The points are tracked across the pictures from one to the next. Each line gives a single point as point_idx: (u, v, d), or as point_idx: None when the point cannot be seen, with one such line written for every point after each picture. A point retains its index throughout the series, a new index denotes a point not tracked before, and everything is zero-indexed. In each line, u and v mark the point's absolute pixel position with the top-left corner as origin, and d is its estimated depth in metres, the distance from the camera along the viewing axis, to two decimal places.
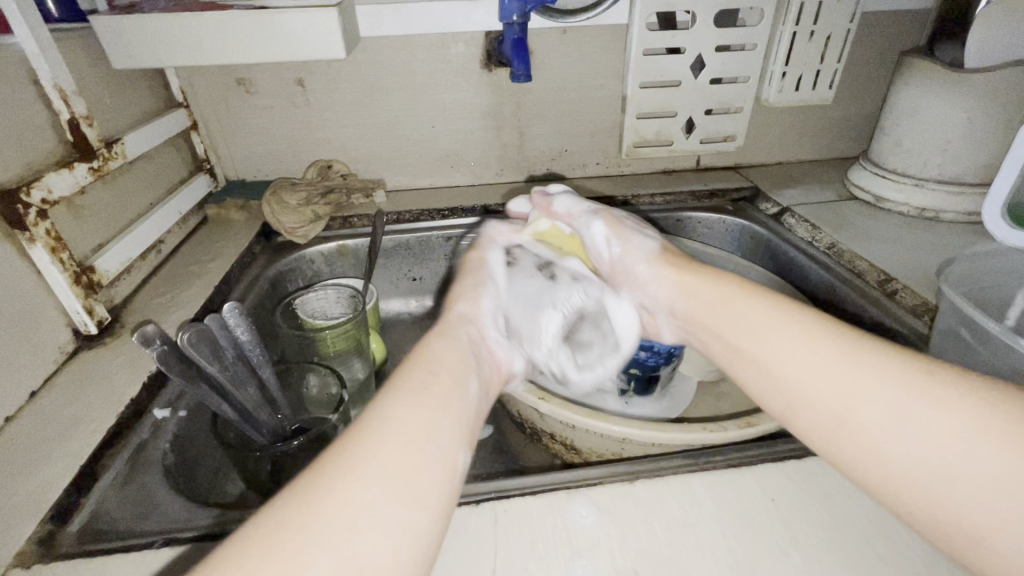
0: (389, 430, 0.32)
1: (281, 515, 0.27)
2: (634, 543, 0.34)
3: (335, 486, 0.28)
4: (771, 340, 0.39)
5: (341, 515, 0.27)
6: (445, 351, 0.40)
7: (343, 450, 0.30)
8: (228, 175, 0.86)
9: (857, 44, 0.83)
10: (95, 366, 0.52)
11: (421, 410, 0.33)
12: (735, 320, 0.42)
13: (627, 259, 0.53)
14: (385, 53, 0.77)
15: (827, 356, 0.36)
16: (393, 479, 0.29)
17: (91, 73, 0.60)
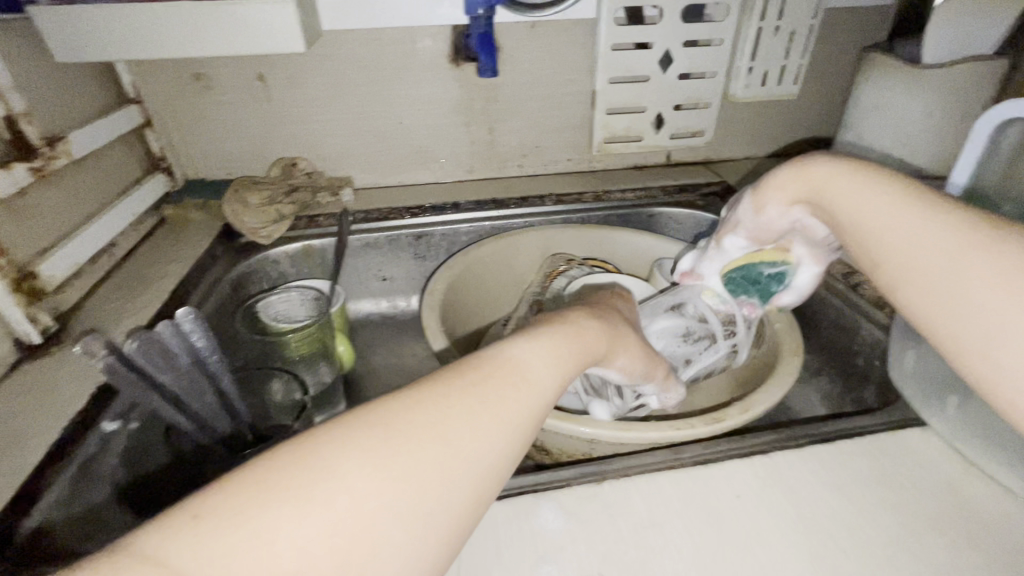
0: (521, 377, 0.33)
1: (406, 418, 0.28)
2: (601, 544, 0.34)
3: (447, 423, 0.28)
4: (863, 210, 0.38)
5: (450, 453, 0.28)
6: (580, 329, 0.38)
7: (463, 391, 0.30)
8: (187, 174, 0.83)
9: (822, 39, 0.84)
10: (39, 377, 0.49)
11: (545, 376, 0.34)
12: (839, 198, 0.40)
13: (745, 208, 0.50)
14: (348, 46, 0.74)
15: (918, 225, 0.34)
16: (505, 431, 0.30)
17: (31, 67, 0.56)
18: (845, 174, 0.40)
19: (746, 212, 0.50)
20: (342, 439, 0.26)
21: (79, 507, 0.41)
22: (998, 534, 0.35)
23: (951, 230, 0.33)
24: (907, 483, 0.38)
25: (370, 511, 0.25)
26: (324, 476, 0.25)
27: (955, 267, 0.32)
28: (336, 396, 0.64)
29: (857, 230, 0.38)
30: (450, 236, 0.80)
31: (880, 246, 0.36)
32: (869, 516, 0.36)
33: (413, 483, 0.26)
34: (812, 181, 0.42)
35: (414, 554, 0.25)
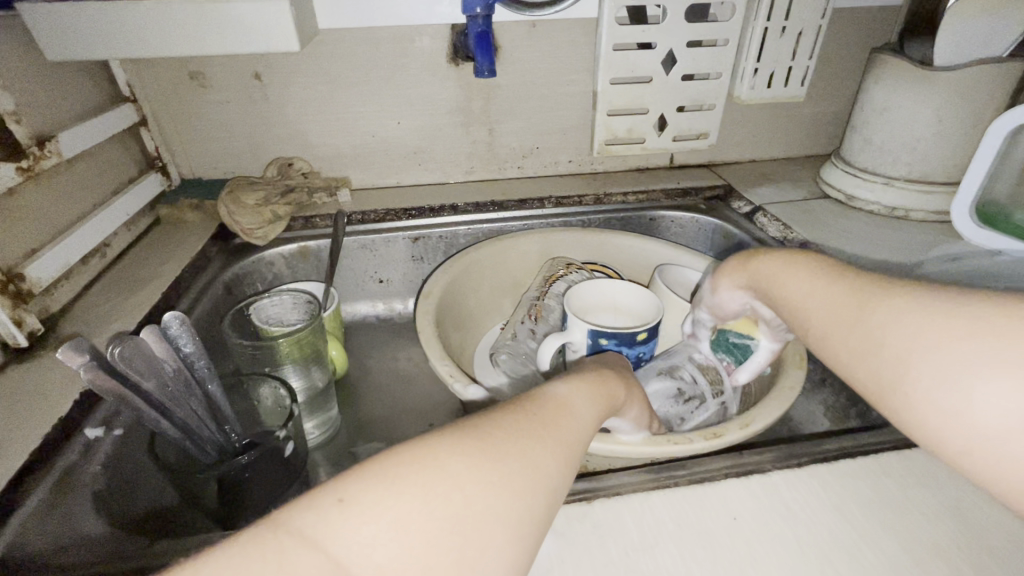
0: (577, 409, 0.34)
1: (494, 433, 0.29)
2: (588, 568, 0.33)
3: (531, 436, 0.30)
4: (778, 281, 0.42)
5: (538, 465, 0.29)
6: (606, 373, 0.40)
7: (537, 412, 0.32)
8: (183, 174, 0.82)
9: (831, 39, 0.82)
10: (24, 382, 0.48)
11: (596, 405, 0.36)
12: (771, 280, 0.43)
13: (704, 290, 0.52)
14: (345, 45, 0.73)
15: (832, 297, 0.37)
16: (576, 449, 0.32)
17: (22, 66, 0.56)
18: (775, 258, 0.44)
19: (704, 292, 0.52)
20: (449, 443, 0.28)
21: (61, 518, 0.39)
22: (1007, 562, 0.34)
23: (860, 295, 0.35)
24: (913, 506, 0.37)
25: (482, 512, 0.26)
26: (438, 476, 0.26)
27: (854, 315, 0.35)
28: (327, 400, 0.63)
29: (792, 315, 0.40)
30: (448, 238, 0.79)
31: (811, 325, 0.38)
32: (872, 543, 0.34)
33: (514, 488, 0.27)
34: (755, 267, 0.45)
35: (515, 558, 0.27)
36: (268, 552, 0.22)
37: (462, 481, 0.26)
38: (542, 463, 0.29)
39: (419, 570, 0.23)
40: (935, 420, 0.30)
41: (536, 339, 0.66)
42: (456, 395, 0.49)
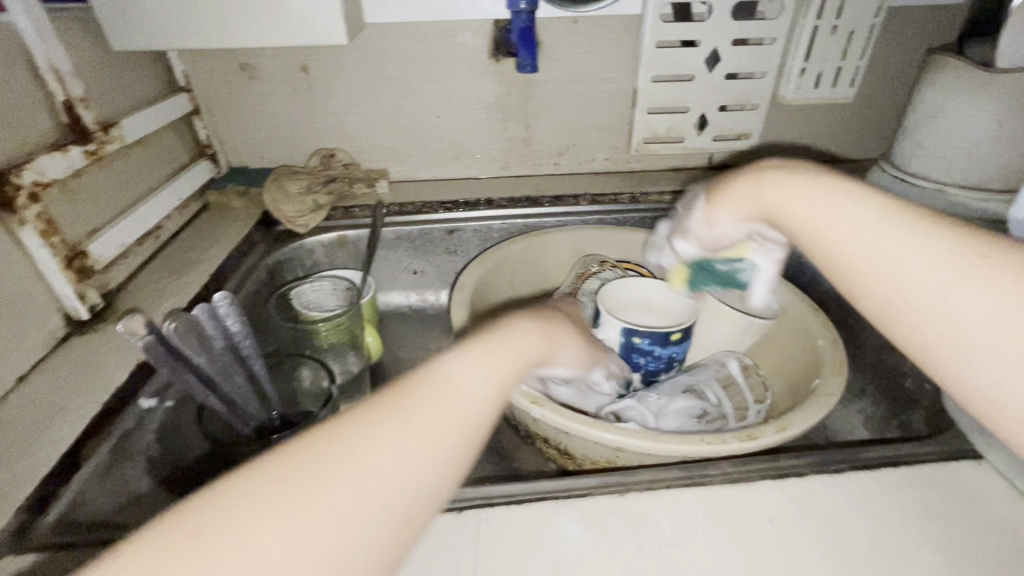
0: (453, 392, 0.34)
1: (348, 436, 0.30)
2: (620, 559, 0.33)
3: (387, 446, 0.30)
4: (835, 219, 0.36)
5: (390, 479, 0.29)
6: (524, 333, 0.42)
7: (402, 413, 0.31)
8: (231, 162, 0.85)
9: (884, 39, 0.79)
10: (85, 351, 0.51)
11: (481, 390, 0.35)
12: (801, 220, 0.39)
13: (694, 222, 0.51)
14: (390, 39, 0.75)
15: (899, 251, 0.33)
16: (450, 430, 0.32)
17: (91, 54, 0.59)
18: (800, 191, 0.39)
19: (698, 224, 0.51)
20: (280, 472, 0.27)
21: (115, 480, 0.42)
22: None
23: (946, 254, 0.31)
24: (959, 517, 0.36)
25: (330, 517, 0.26)
26: (259, 515, 0.25)
27: (959, 285, 0.30)
28: (362, 385, 0.64)
29: (835, 262, 0.36)
30: (482, 232, 0.80)
31: (869, 276, 0.34)
32: (913, 553, 0.33)
33: (356, 507, 0.27)
34: (773, 198, 0.41)
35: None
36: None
37: (286, 515, 0.26)
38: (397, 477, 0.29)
39: None
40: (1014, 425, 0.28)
41: None
42: None
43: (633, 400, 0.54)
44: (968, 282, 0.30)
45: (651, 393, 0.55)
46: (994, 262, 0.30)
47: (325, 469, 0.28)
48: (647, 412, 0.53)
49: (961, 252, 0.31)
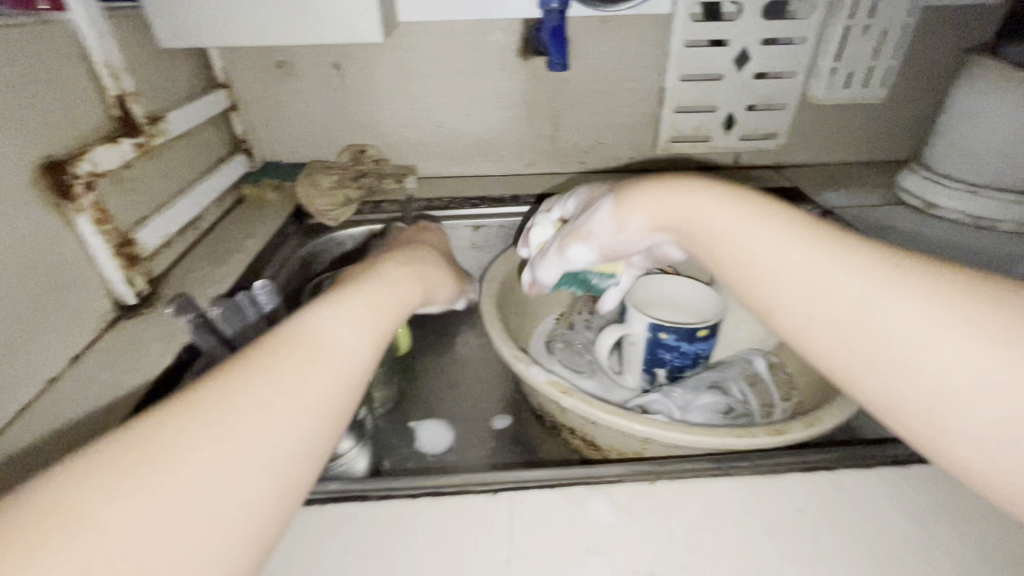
0: (326, 333, 0.32)
1: (212, 389, 0.27)
2: (653, 544, 0.34)
3: (257, 407, 0.27)
4: (743, 241, 0.36)
5: (264, 440, 0.26)
6: (400, 279, 0.41)
7: (267, 371, 0.28)
8: (265, 157, 0.88)
9: (917, 38, 0.78)
10: (133, 335, 0.54)
11: (357, 338, 0.33)
12: (717, 232, 0.38)
13: (603, 229, 0.45)
14: (422, 38, 0.77)
15: (817, 264, 0.33)
16: (330, 373, 0.30)
17: (139, 51, 0.62)
18: (712, 205, 0.39)
19: (603, 226, 0.45)
20: (106, 460, 0.23)
21: None
22: None
23: (862, 265, 0.31)
24: (990, 512, 0.36)
25: (198, 472, 0.24)
26: (74, 524, 0.21)
27: (874, 298, 0.30)
28: (393, 375, 0.65)
29: (755, 279, 0.35)
30: (508, 228, 0.81)
31: (788, 294, 0.34)
32: (945, 547, 0.34)
33: (223, 476, 0.24)
34: (681, 204, 0.40)
35: (231, 550, 0.24)
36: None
37: (124, 504, 0.22)
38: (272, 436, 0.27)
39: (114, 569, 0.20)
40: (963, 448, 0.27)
41: (594, 331, 0.68)
42: (519, 372, 0.50)
43: (659, 394, 0.55)
44: (872, 294, 0.30)
45: (676, 387, 0.56)
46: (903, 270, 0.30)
47: (188, 421, 0.25)
48: (673, 405, 0.54)
49: (876, 263, 0.31)
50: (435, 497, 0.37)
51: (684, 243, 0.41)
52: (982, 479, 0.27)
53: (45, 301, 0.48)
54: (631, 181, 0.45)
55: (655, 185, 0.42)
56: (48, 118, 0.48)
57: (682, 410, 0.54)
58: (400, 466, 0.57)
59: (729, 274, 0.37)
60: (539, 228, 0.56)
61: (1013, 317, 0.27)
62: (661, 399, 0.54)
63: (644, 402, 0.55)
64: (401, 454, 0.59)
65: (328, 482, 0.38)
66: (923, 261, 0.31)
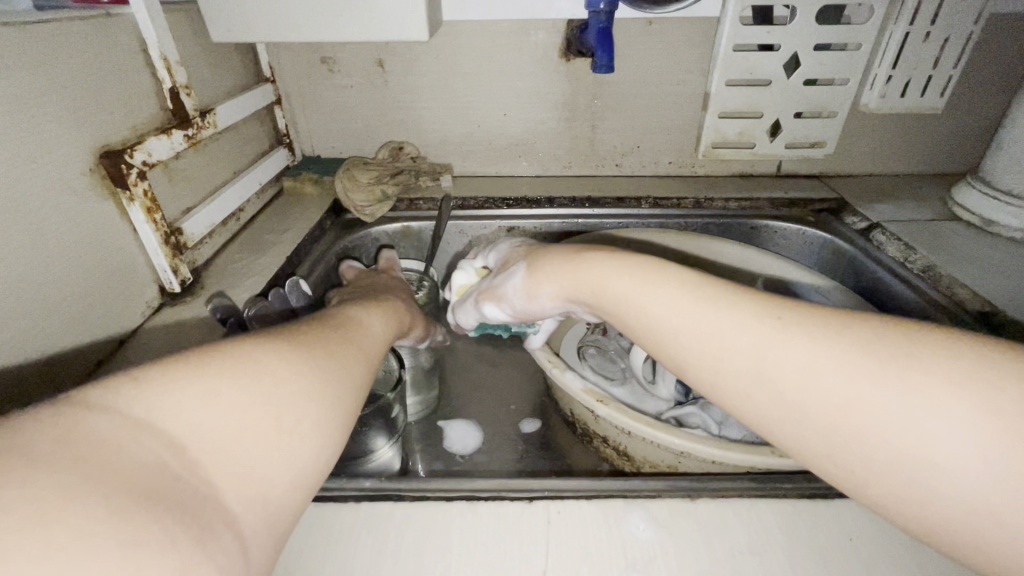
0: (366, 324, 0.40)
1: (310, 330, 0.33)
2: (694, 565, 0.33)
3: (343, 347, 0.34)
4: (652, 307, 0.35)
5: (352, 368, 0.33)
6: (399, 307, 0.48)
7: (340, 330, 0.35)
8: (305, 151, 0.89)
9: (980, 47, 0.75)
10: (177, 323, 0.56)
11: (385, 332, 0.41)
12: (615, 298, 0.38)
13: (517, 300, 0.46)
14: (465, 36, 0.76)
15: (708, 323, 0.32)
16: (375, 349, 0.38)
17: (191, 45, 0.63)
18: (606, 272, 0.39)
19: (518, 293, 0.46)
20: (259, 341, 0.29)
21: None
22: None
23: (745, 318, 0.31)
24: None
25: (319, 375, 0.30)
26: (246, 378, 0.26)
27: (786, 355, 0.29)
28: (432, 381, 0.64)
29: (667, 341, 0.34)
30: (542, 229, 0.80)
31: (698, 357, 0.33)
32: None
33: (332, 378, 0.30)
34: (582, 274, 0.40)
35: (333, 437, 0.29)
36: (69, 429, 0.20)
37: (279, 370, 0.28)
38: (355, 368, 0.33)
39: (270, 421, 0.26)
40: (913, 504, 0.26)
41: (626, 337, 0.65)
42: (553, 377, 0.49)
43: (695, 407, 0.53)
44: (778, 348, 0.30)
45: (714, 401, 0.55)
46: (789, 321, 0.30)
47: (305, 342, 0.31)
48: (710, 420, 0.52)
49: (758, 315, 0.31)
50: (470, 501, 0.37)
51: (591, 310, 0.42)
52: (898, 514, 0.27)
53: (99, 287, 0.50)
54: (546, 250, 0.46)
55: (560, 259, 0.43)
56: (108, 108, 0.50)
57: (719, 425, 0.52)
58: (429, 467, 0.57)
59: (646, 341, 0.36)
60: (459, 273, 0.58)
61: (882, 350, 0.27)
62: (698, 414, 0.53)
63: (678, 414, 0.53)
64: (431, 455, 0.59)
65: (363, 479, 0.39)
66: (803, 306, 0.31)
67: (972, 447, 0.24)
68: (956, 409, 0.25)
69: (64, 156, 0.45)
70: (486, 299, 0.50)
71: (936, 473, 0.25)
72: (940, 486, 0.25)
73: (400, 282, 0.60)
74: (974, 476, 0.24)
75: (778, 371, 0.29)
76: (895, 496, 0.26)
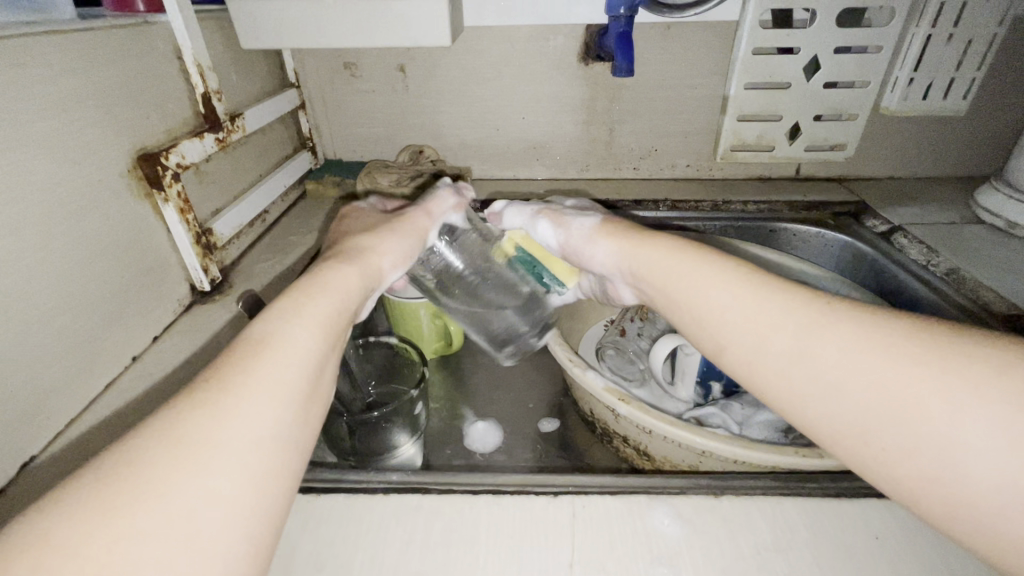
0: (279, 345, 0.28)
1: (180, 412, 0.24)
2: (719, 560, 0.33)
3: (200, 410, 0.24)
4: (700, 287, 0.37)
5: (218, 437, 0.24)
6: (331, 275, 0.34)
7: (231, 387, 0.25)
8: (327, 155, 0.91)
9: (1005, 49, 0.74)
10: (207, 321, 0.58)
11: (311, 345, 0.29)
12: (665, 271, 0.39)
13: (577, 243, 0.48)
14: (485, 42, 0.78)
15: (754, 302, 0.34)
16: (292, 385, 0.27)
17: (221, 51, 0.65)
18: (665, 250, 0.41)
19: (582, 237, 0.48)
20: (80, 485, 0.21)
21: None
22: None
23: (790, 305, 0.32)
24: None
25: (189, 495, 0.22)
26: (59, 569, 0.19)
27: (824, 342, 0.30)
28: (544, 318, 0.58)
29: (706, 320, 0.36)
30: None
31: (736, 336, 0.34)
32: None
33: (207, 486, 0.22)
34: (646, 250, 0.42)
35: (240, 544, 0.23)
36: None
37: (101, 528, 0.20)
38: (228, 432, 0.24)
39: None
40: (941, 493, 0.26)
41: (646, 339, 0.65)
42: (574, 375, 0.50)
43: (715, 408, 0.54)
44: (816, 333, 0.30)
45: (735, 402, 0.55)
46: (835, 309, 0.31)
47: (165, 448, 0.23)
48: (730, 420, 0.52)
49: (805, 299, 0.32)
50: (496, 494, 0.38)
51: (633, 282, 0.44)
52: (921, 503, 0.27)
53: (135, 286, 0.51)
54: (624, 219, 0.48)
55: (630, 232, 0.45)
56: (145, 112, 0.52)
57: (740, 427, 0.52)
58: (449, 463, 0.58)
59: (685, 322, 0.38)
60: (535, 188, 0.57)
61: (922, 337, 0.28)
62: (720, 415, 0.53)
63: (699, 415, 0.53)
64: (452, 452, 0.60)
65: (391, 472, 0.40)
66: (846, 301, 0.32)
67: (1000, 437, 0.24)
68: (992, 394, 0.25)
69: (106, 158, 0.47)
70: (547, 229, 0.51)
71: (967, 457, 0.25)
72: (970, 472, 0.25)
73: (359, 218, 0.44)
74: (999, 462, 0.24)
75: (816, 357, 0.30)
76: (920, 484, 0.26)
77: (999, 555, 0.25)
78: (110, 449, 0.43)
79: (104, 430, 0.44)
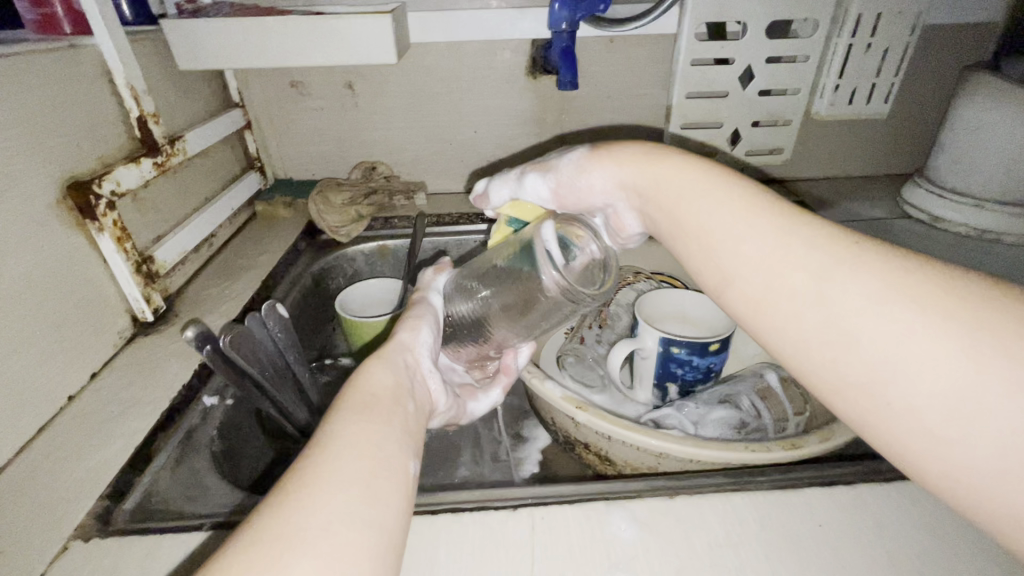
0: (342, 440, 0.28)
1: (262, 527, 0.24)
2: (674, 559, 0.34)
3: (275, 528, 0.23)
4: (715, 221, 0.34)
5: (291, 534, 0.23)
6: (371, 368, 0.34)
7: (304, 491, 0.25)
8: (277, 174, 0.89)
9: (918, 56, 0.80)
10: (151, 354, 0.55)
11: (372, 435, 0.29)
12: (673, 194, 0.37)
13: (568, 176, 0.44)
14: (433, 59, 0.78)
15: (778, 236, 0.31)
16: (365, 474, 0.27)
17: (157, 73, 0.63)
18: (678, 178, 0.37)
19: (571, 169, 0.44)
20: None
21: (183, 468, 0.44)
22: None
23: (816, 240, 0.30)
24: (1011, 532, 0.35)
25: None
26: None
27: (846, 284, 0.28)
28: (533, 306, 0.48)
29: (718, 250, 0.33)
30: None
31: (750, 273, 0.32)
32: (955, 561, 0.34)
33: None
34: (650, 174, 0.38)
35: None
36: None
37: None
38: (305, 532, 0.23)
39: None
40: (938, 454, 0.25)
41: (604, 344, 0.66)
42: (534, 387, 0.50)
43: (671, 408, 0.55)
44: (841, 272, 0.28)
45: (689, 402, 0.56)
46: (862, 248, 0.29)
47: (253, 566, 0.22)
48: (686, 420, 0.54)
49: (831, 237, 0.30)
50: (456, 512, 0.37)
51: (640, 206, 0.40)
52: (914, 458, 0.26)
53: (70, 320, 0.49)
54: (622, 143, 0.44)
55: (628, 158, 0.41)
56: (76, 139, 0.50)
57: (697, 424, 0.54)
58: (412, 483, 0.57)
59: (695, 262, 0.35)
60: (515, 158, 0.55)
61: (952, 287, 0.26)
62: (675, 415, 0.54)
63: (657, 417, 0.54)
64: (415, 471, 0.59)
65: None
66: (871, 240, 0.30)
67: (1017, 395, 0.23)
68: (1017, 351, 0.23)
69: (32, 189, 0.45)
70: (534, 172, 0.47)
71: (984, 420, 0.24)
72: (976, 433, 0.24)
73: None
74: (1009, 423, 0.23)
75: (839, 300, 0.28)
76: (921, 444, 0.25)
77: (978, 508, 0.25)
78: (44, 496, 0.40)
79: (37, 477, 0.42)
